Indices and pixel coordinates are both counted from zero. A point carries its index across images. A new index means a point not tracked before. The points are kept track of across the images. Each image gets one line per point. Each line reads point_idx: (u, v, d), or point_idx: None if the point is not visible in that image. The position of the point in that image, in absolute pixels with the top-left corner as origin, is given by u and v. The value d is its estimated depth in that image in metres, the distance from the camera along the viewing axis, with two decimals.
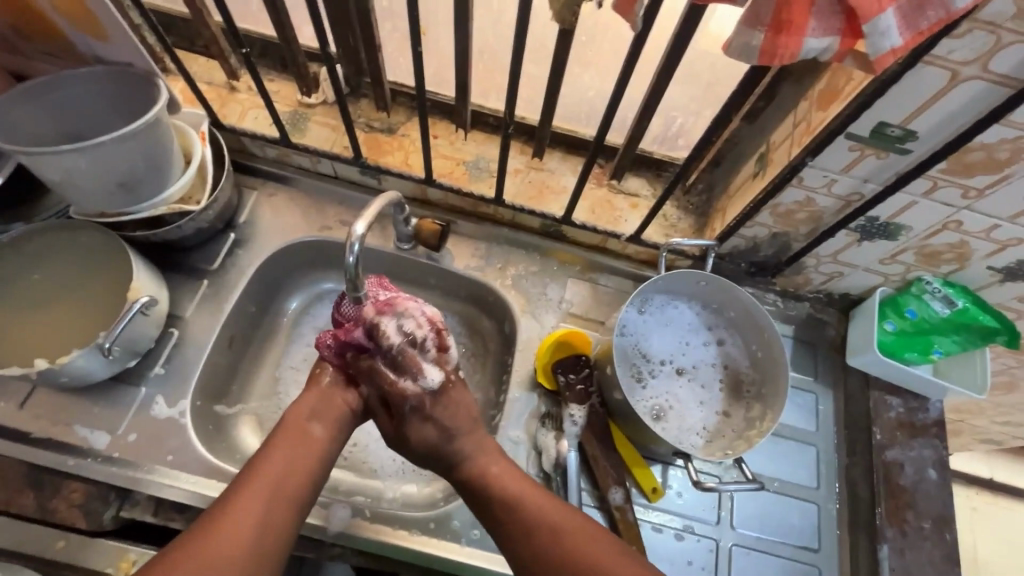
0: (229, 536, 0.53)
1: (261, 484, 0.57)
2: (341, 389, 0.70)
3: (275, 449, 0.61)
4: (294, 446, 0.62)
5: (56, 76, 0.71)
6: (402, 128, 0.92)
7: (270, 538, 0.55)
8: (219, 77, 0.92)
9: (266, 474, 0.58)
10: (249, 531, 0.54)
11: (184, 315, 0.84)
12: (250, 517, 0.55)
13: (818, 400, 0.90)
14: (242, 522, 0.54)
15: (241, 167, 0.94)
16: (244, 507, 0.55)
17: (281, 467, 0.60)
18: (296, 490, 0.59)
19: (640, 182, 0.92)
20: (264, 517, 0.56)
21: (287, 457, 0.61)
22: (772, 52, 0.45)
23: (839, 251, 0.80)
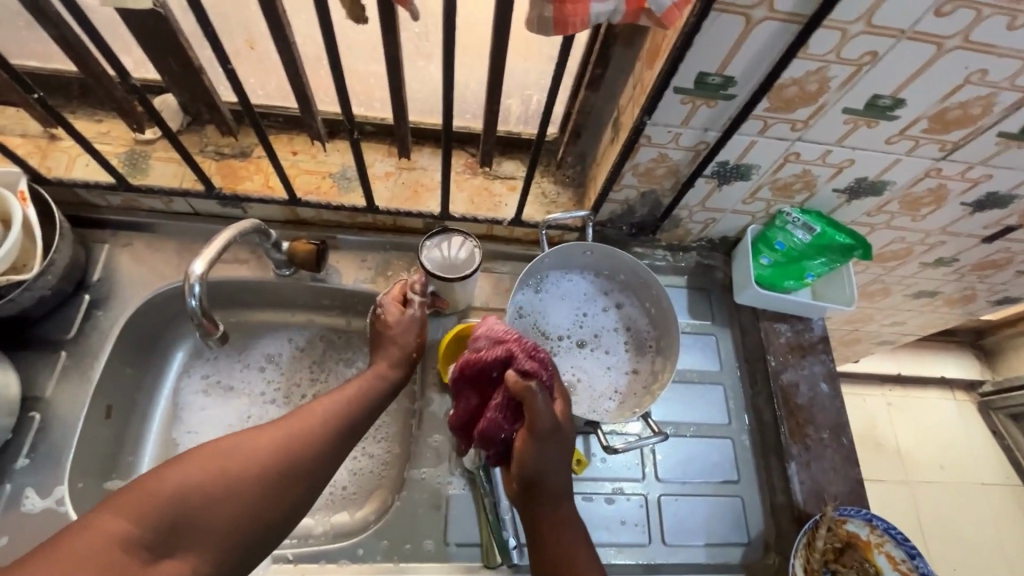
0: (322, 417, 0.63)
1: (354, 390, 0.68)
2: (416, 325, 0.77)
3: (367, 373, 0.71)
4: (382, 376, 0.71)
5: None
6: (255, 150, 0.87)
7: (355, 427, 0.65)
8: (34, 127, 0.83)
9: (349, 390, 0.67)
10: (341, 416, 0.64)
11: (44, 395, 0.76)
12: (345, 410, 0.65)
13: (718, 340, 0.95)
14: (336, 409, 0.64)
15: (86, 222, 0.86)
16: (339, 398, 0.66)
17: (372, 387, 0.70)
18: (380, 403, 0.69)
19: (514, 164, 0.92)
20: (357, 407, 0.66)
21: (375, 383, 0.70)
22: (564, 22, 0.46)
23: (705, 198, 0.84)
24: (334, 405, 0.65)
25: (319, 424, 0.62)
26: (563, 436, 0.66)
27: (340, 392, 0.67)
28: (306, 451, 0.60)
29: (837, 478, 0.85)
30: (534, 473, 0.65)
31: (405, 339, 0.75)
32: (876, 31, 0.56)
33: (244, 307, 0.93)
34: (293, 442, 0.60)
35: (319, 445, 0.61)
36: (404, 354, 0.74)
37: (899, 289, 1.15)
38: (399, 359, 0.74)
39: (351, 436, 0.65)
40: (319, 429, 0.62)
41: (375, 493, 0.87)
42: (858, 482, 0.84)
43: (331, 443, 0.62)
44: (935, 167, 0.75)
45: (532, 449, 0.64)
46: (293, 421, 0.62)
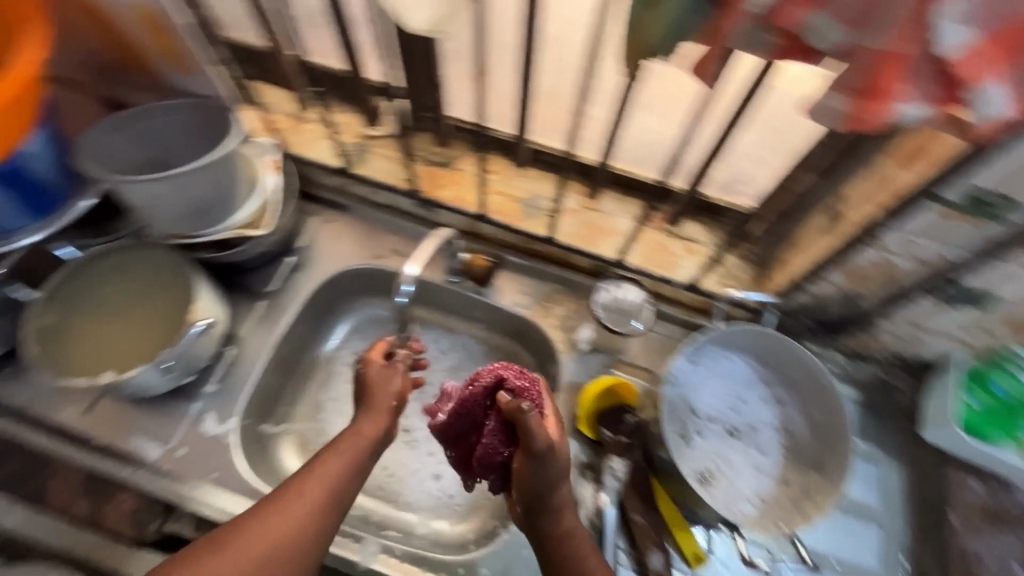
0: (285, 530, 0.58)
1: (342, 453, 0.64)
2: (399, 375, 0.72)
3: (349, 431, 0.66)
4: (360, 451, 0.65)
5: (148, 106, 0.76)
6: (457, 161, 0.93)
7: (347, 491, 0.63)
8: (290, 107, 0.95)
9: (311, 480, 0.62)
10: (327, 487, 0.62)
11: (240, 333, 0.87)
12: (312, 509, 0.60)
13: (883, 473, 0.83)
14: (320, 480, 0.62)
15: (303, 194, 0.97)
16: (334, 466, 0.63)
17: (352, 442, 0.65)
18: (372, 453, 0.66)
19: (699, 227, 0.88)
20: (324, 504, 0.61)
21: (336, 465, 0.63)
22: (859, 118, 0.42)
23: (919, 317, 0.73)
24: (301, 503, 0.60)
25: (311, 504, 0.60)
26: (561, 460, 0.63)
27: (334, 456, 0.64)
28: (306, 534, 0.59)
29: None
30: (531, 493, 0.64)
31: (377, 383, 0.71)
32: None
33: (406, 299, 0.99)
34: (291, 532, 0.58)
35: (315, 521, 0.60)
36: (381, 417, 0.68)
37: None
38: (383, 411, 0.69)
39: (339, 501, 0.62)
40: (311, 511, 0.60)
41: (479, 513, 0.88)
42: None
43: (328, 515, 0.61)
44: None
45: (527, 471, 0.63)
46: (257, 524, 0.58)
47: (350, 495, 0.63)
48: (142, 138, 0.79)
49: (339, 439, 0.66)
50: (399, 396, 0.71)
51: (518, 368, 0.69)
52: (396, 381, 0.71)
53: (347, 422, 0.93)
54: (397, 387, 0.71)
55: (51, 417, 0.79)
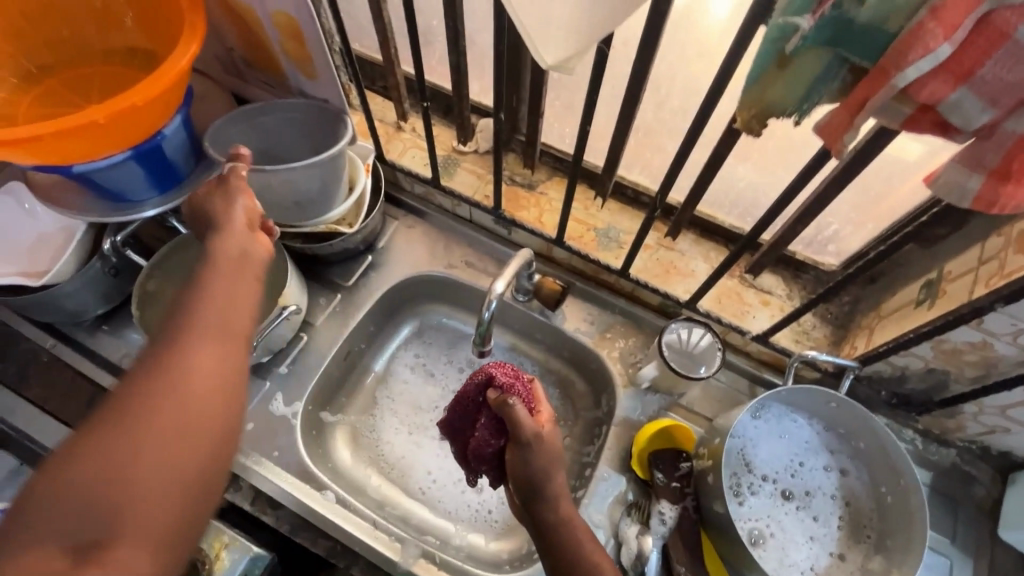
0: (144, 419, 0.42)
1: (216, 283, 0.51)
2: (239, 220, 0.57)
3: (205, 267, 0.52)
4: (217, 303, 0.50)
5: (269, 103, 0.82)
6: (542, 186, 0.95)
7: (244, 308, 0.51)
8: (389, 116, 1.01)
9: (198, 302, 0.49)
10: (234, 278, 0.52)
11: (315, 323, 0.91)
12: (224, 298, 0.50)
13: (953, 569, 0.77)
14: (218, 280, 0.51)
15: (390, 198, 1.02)
16: (206, 311, 0.48)
17: (230, 252, 0.54)
18: (257, 248, 0.56)
19: (776, 279, 0.87)
20: (235, 274, 0.52)
21: (237, 260, 0.53)
22: (989, 200, 0.42)
23: (1010, 406, 0.69)
24: (165, 375, 0.44)
25: (207, 357, 0.46)
26: (550, 447, 0.63)
27: (199, 310, 0.48)
28: (215, 385, 0.46)
29: None
30: (518, 475, 0.63)
31: (212, 212, 0.58)
32: None
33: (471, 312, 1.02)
34: (178, 411, 0.43)
35: (224, 354, 0.48)
36: (246, 242, 0.56)
37: None
38: (229, 229, 0.56)
39: (251, 298, 0.53)
40: (205, 372, 0.46)
41: (516, 532, 0.88)
42: None
43: (234, 359, 0.48)
44: None
45: (518, 462, 0.62)
46: (108, 428, 0.41)
47: (256, 292, 0.54)
48: (261, 139, 0.86)
49: (190, 289, 0.51)
50: (249, 220, 0.58)
51: (510, 365, 0.69)
52: (248, 232, 0.57)
53: (399, 422, 0.96)
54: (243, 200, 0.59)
55: None
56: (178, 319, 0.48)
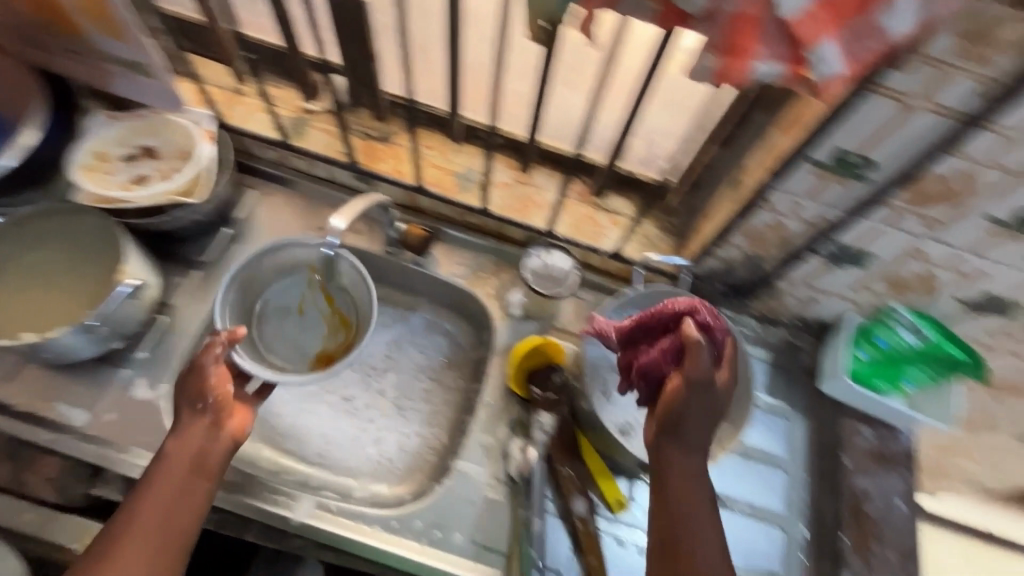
0: None
1: (158, 485, 0.63)
2: (198, 414, 0.67)
3: (162, 459, 0.64)
4: (175, 493, 0.63)
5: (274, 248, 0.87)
6: (397, 137, 0.96)
7: (184, 512, 0.63)
8: (227, 80, 0.96)
9: (157, 497, 0.62)
10: (178, 477, 0.63)
11: (173, 303, 0.87)
12: (170, 509, 0.62)
13: (791, 424, 0.91)
14: (170, 476, 0.63)
15: (242, 167, 0.98)
16: (145, 519, 0.60)
17: (182, 448, 0.65)
18: (213, 448, 0.66)
19: (624, 201, 0.93)
20: (164, 526, 0.61)
21: (186, 466, 0.64)
22: (724, 75, 0.48)
23: (811, 276, 0.82)
24: (139, 546, 0.59)
25: (143, 557, 0.59)
26: (721, 388, 0.64)
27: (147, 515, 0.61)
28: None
29: None
30: (691, 437, 0.64)
31: (194, 385, 0.67)
32: None
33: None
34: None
35: (160, 565, 0.60)
36: (198, 436, 0.66)
37: (1005, 429, 1.05)
38: (193, 423, 0.66)
39: (191, 503, 0.64)
40: (141, 560, 0.59)
41: (416, 474, 0.90)
42: None
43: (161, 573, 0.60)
44: None
45: (682, 397, 0.62)
46: None
47: (201, 489, 0.65)
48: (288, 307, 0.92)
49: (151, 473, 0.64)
50: (215, 405, 0.67)
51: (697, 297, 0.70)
52: (200, 427, 0.66)
53: (287, 393, 0.94)
54: (215, 380, 0.67)
55: None
56: (135, 511, 0.61)
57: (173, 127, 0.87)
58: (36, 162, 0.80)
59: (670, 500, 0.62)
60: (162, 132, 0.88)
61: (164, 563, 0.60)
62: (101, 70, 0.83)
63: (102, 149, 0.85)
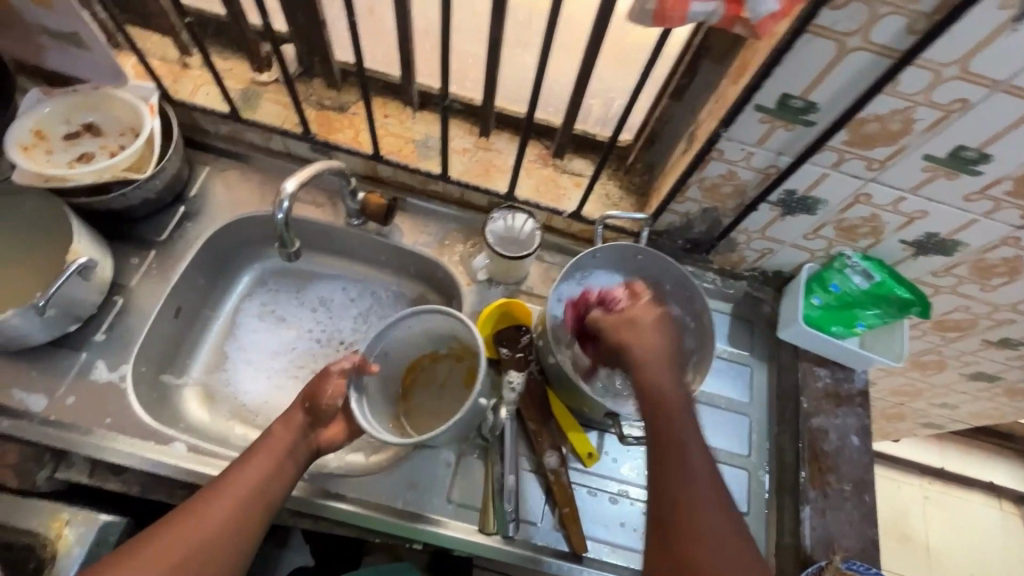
0: (210, 530, 0.62)
1: (260, 457, 0.68)
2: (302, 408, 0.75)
3: (267, 439, 0.71)
4: (274, 460, 0.69)
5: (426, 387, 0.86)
6: (353, 107, 0.94)
7: (272, 488, 0.67)
8: (172, 54, 0.93)
9: (256, 463, 0.68)
10: (275, 457, 0.69)
11: (129, 284, 0.84)
12: (265, 475, 0.67)
13: (752, 372, 0.94)
14: (269, 453, 0.69)
15: (194, 144, 0.96)
16: (247, 479, 0.66)
17: (285, 434, 0.72)
18: (303, 445, 0.72)
19: (584, 162, 0.95)
20: (256, 489, 0.66)
21: (286, 440, 0.71)
22: (665, 15, 0.48)
23: (766, 226, 0.84)
24: (232, 498, 0.64)
25: (226, 517, 0.63)
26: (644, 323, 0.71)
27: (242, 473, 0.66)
28: (207, 555, 0.60)
29: (852, 535, 0.82)
30: (672, 398, 0.65)
31: (312, 386, 0.76)
32: (969, 77, 0.56)
33: (315, 249, 1.00)
34: (184, 551, 0.59)
35: (241, 526, 0.64)
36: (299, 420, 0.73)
37: (954, 366, 1.11)
38: (299, 411, 0.74)
39: (278, 482, 0.68)
40: (228, 517, 0.63)
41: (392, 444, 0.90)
42: (873, 543, 0.81)
43: (236, 539, 0.63)
44: (1013, 236, 0.73)
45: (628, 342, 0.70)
46: (185, 523, 0.61)
47: (289, 474, 0.70)
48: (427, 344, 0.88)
49: (256, 447, 0.70)
50: (315, 407, 0.75)
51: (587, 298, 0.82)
52: (303, 417, 0.74)
53: (255, 371, 0.93)
54: (331, 388, 0.76)
55: None
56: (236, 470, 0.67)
57: (114, 101, 0.84)
58: None
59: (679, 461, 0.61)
60: (103, 108, 0.85)
61: (249, 525, 0.64)
62: (32, 44, 0.80)
63: (41, 127, 0.82)
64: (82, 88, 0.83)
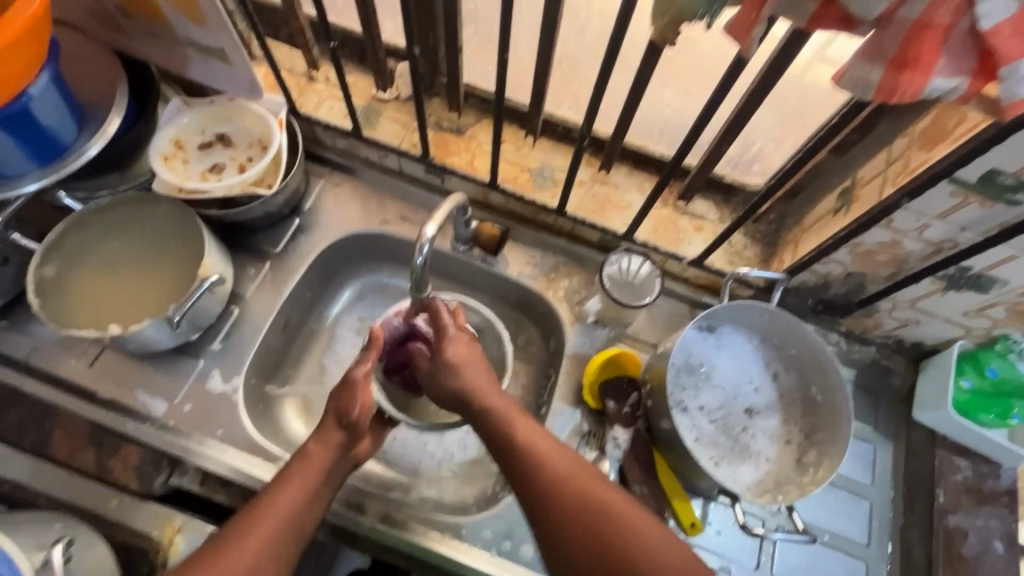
0: (244, 557, 0.58)
1: (299, 483, 0.64)
2: (332, 430, 0.68)
3: (299, 462, 0.65)
4: (311, 481, 0.64)
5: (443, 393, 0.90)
6: (471, 130, 0.92)
7: (308, 517, 0.63)
8: (300, 66, 0.94)
9: (292, 490, 0.63)
10: (314, 480, 0.65)
11: (245, 294, 0.86)
12: (302, 503, 0.63)
13: (876, 451, 0.85)
14: (304, 478, 0.64)
15: (312, 156, 0.96)
16: (284, 506, 0.62)
17: (322, 454, 0.66)
18: (336, 466, 0.67)
19: (707, 204, 0.89)
20: (293, 519, 0.62)
21: (320, 464, 0.66)
22: (892, 90, 0.42)
23: (919, 298, 0.75)
24: (270, 526, 0.60)
25: (265, 546, 0.59)
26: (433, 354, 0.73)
27: (280, 499, 0.62)
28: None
29: None
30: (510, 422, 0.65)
31: (340, 400, 0.69)
32: None
33: (441, 276, 0.98)
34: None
35: (276, 553, 0.60)
36: (331, 436, 0.68)
37: None
38: (334, 430, 0.68)
39: (315, 508, 0.64)
40: (264, 547, 0.59)
41: (478, 478, 0.88)
42: None
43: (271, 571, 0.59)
44: None
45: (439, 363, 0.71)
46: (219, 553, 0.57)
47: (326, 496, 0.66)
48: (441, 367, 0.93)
49: (291, 471, 0.65)
50: (352, 425, 0.69)
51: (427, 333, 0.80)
52: (335, 443, 0.68)
53: None
54: (358, 399, 0.69)
55: (53, 371, 0.78)
56: (269, 499, 0.62)
57: (248, 114, 0.86)
58: (120, 148, 0.80)
59: (554, 502, 0.59)
60: (236, 120, 0.87)
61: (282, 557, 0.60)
62: (177, 55, 0.80)
63: (179, 137, 0.84)
64: (219, 100, 0.85)
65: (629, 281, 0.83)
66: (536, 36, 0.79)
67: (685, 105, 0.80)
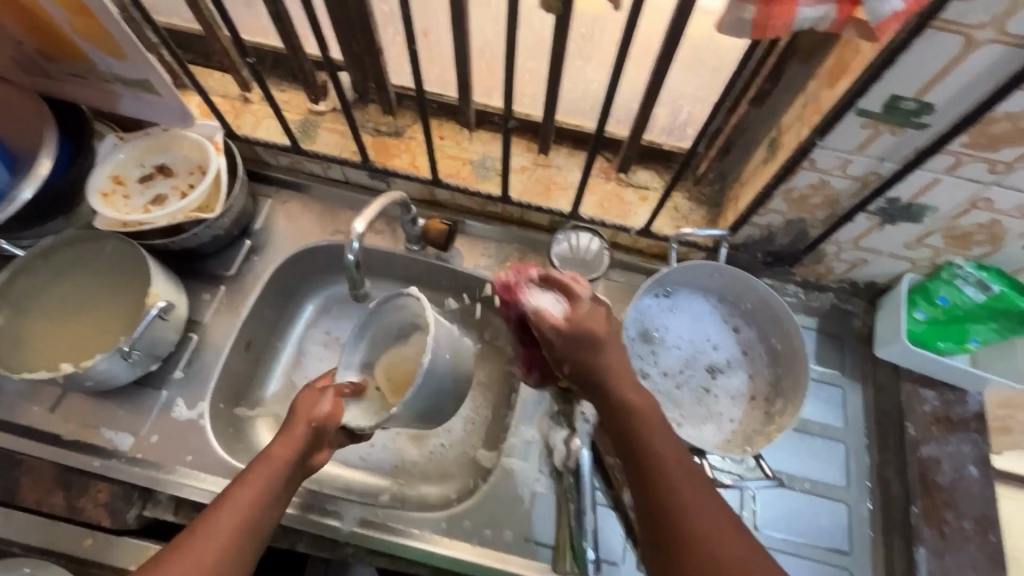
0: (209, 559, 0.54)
1: (255, 482, 0.61)
2: (302, 425, 0.66)
3: (261, 461, 0.63)
4: (276, 478, 0.62)
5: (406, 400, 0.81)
6: (409, 131, 0.93)
7: (268, 516, 0.60)
8: (233, 90, 0.95)
9: (249, 489, 0.60)
10: (274, 478, 0.62)
11: (203, 320, 0.86)
12: (264, 501, 0.60)
13: (846, 394, 0.86)
14: (267, 475, 0.62)
15: (258, 177, 0.97)
16: (242, 503, 0.59)
17: (284, 454, 0.64)
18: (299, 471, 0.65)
19: (649, 174, 0.90)
20: (251, 520, 0.58)
21: (285, 455, 0.64)
22: (764, 26, 0.44)
23: (860, 236, 0.76)
24: (227, 521, 0.57)
25: (223, 543, 0.56)
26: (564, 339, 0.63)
27: (235, 502, 0.59)
28: None
29: None
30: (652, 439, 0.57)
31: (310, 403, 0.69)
32: None
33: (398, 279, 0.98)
34: None
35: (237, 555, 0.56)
36: (290, 431, 0.66)
37: None
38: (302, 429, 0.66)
39: (275, 509, 0.61)
40: (224, 544, 0.56)
41: (461, 475, 0.88)
42: None
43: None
44: None
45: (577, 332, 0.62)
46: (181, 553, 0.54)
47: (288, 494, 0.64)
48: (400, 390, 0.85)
49: (251, 468, 0.62)
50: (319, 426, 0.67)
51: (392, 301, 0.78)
52: (300, 445, 0.65)
53: None
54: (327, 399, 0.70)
55: (17, 421, 0.78)
56: (224, 502, 0.59)
57: (183, 143, 0.86)
58: (58, 190, 0.80)
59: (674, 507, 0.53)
60: (172, 150, 0.87)
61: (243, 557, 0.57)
62: (106, 92, 0.80)
63: (118, 173, 0.84)
64: (153, 132, 0.85)
65: (578, 261, 0.84)
66: (451, 30, 0.81)
67: (607, 77, 0.81)
